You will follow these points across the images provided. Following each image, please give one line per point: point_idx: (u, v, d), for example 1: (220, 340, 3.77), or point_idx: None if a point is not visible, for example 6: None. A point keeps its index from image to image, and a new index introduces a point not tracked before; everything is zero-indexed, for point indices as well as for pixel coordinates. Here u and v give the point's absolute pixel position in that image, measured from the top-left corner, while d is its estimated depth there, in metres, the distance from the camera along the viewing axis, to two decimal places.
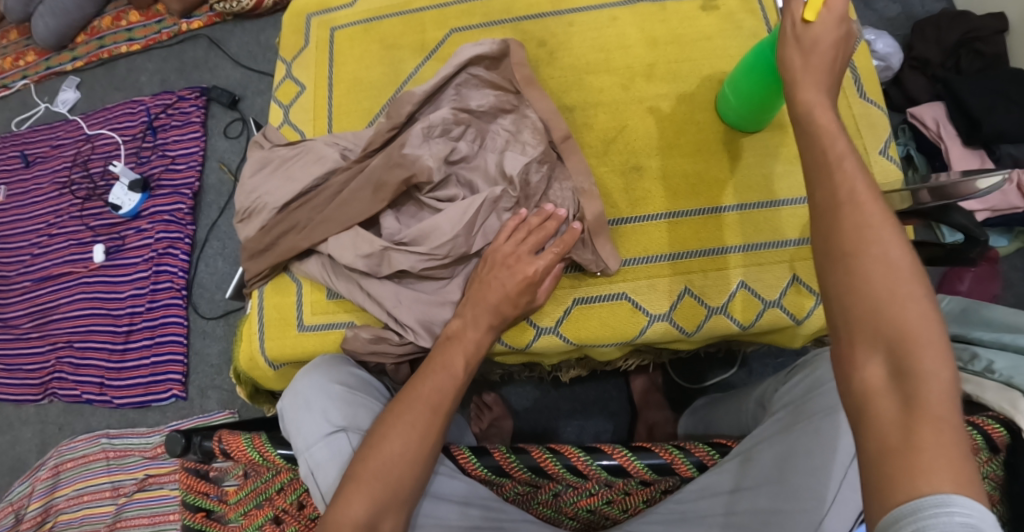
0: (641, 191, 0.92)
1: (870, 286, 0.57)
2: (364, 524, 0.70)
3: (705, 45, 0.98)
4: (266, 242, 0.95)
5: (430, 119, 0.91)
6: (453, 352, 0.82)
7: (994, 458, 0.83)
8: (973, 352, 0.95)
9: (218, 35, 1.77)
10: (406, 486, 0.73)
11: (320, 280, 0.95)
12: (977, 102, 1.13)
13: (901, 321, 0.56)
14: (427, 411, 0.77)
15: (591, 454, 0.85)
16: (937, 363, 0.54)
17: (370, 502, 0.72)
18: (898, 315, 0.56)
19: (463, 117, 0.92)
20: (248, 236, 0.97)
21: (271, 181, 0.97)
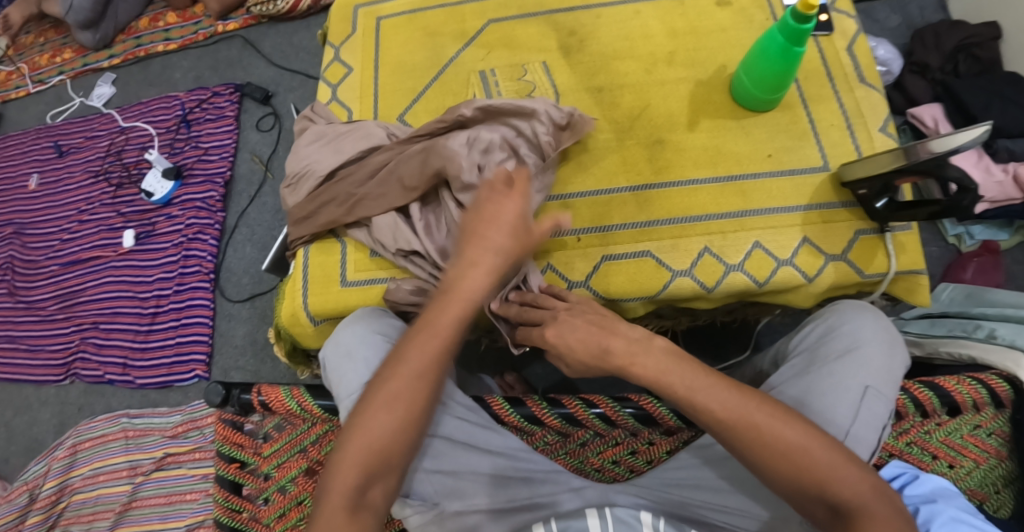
0: (664, 162, 1.00)
1: (750, 437, 0.72)
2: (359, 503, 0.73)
3: (721, 36, 1.08)
4: (310, 208, 1.02)
5: (480, 134, 0.97)
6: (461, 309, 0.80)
7: (1000, 413, 0.91)
8: (977, 324, 1.04)
9: (253, 37, 1.87)
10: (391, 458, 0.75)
11: (366, 243, 1.01)
12: (974, 101, 1.30)
13: (776, 442, 0.71)
14: (407, 378, 0.75)
15: (619, 401, 0.91)
16: (803, 439, 0.71)
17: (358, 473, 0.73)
18: (782, 445, 0.71)
19: (512, 142, 0.98)
20: (294, 202, 1.04)
21: (323, 152, 1.04)
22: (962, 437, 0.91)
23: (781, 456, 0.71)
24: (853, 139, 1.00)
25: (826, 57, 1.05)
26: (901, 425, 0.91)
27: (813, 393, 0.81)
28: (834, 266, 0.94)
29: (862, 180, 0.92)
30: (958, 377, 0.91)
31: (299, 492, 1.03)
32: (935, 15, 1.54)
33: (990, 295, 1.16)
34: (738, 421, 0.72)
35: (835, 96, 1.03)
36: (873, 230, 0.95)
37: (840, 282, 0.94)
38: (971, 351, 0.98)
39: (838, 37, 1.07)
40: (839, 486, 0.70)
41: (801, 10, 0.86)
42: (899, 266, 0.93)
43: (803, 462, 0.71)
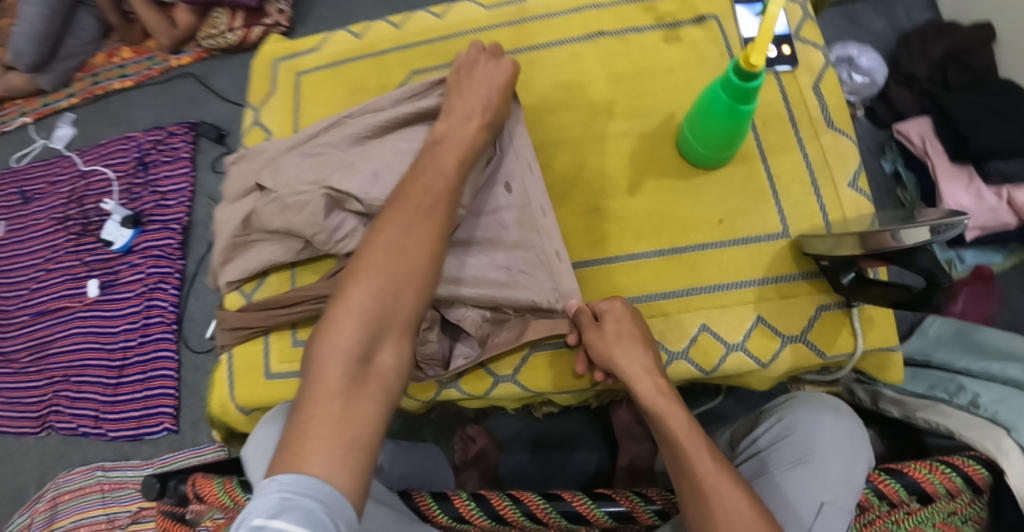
0: (602, 234, 0.92)
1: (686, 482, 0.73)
2: (354, 372, 0.69)
3: (669, 77, 0.98)
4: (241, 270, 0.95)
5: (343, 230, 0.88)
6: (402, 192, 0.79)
7: (978, 498, 0.82)
8: (960, 385, 0.96)
9: (205, 72, 1.80)
10: (395, 316, 0.73)
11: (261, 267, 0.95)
12: (965, 116, 1.19)
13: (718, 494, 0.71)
14: (378, 264, 0.73)
15: (550, 500, 0.84)
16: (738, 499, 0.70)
17: (361, 332, 0.70)
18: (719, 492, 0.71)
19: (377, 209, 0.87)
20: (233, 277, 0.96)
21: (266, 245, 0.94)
22: (936, 526, 0.80)
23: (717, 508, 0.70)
24: (817, 197, 0.90)
25: (788, 95, 0.95)
26: (865, 515, 0.81)
27: (767, 497, 0.80)
28: (790, 349, 0.86)
29: (822, 254, 0.83)
30: (929, 462, 0.82)
31: None
32: (922, 15, 1.42)
33: (980, 337, 1.08)
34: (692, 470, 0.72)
35: (798, 145, 0.93)
36: (838, 304, 0.86)
37: (800, 364, 0.86)
38: (948, 423, 0.90)
39: (804, 72, 0.96)
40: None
41: (743, 66, 0.77)
42: (866, 345, 0.85)
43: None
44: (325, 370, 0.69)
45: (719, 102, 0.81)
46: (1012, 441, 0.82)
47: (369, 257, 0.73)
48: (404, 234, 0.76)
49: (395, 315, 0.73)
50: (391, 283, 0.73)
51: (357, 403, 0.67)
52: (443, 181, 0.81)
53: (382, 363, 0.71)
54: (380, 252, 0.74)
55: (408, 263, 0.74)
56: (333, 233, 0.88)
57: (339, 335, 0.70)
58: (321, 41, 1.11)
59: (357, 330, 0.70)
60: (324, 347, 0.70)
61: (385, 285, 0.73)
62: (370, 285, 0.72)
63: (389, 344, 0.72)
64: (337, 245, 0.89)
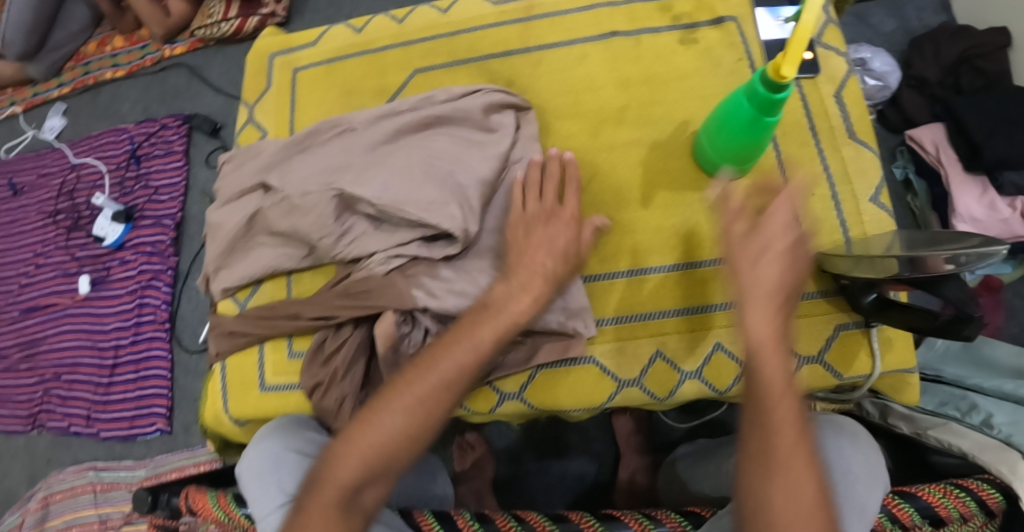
0: (613, 247, 0.89)
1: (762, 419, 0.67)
2: (349, 488, 0.68)
3: (681, 85, 0.94)
4: (241, 276, 0.92)
5: (351, 234, 0.85)
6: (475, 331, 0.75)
7: (989, 522, 0.80)
8: (972, 404, 0.94)
9: (198, 63, 1.75)
10: (397, 461, 0.70)
11: (263, 274, 0.91)
12: (979, 124, 1.15)
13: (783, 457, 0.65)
14: (397, 408, 0.71)
15: (555, 521, 0.82)
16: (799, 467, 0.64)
17: (359, 465, 0.69)
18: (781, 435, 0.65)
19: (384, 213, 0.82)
20: (233, 283, 0.92)
21: (269, 249, 0.91)
22: None
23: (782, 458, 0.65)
24: (837, 212, 0.88)
25: (808, 104, 0.92)
26: None
27: None
28: (807, 370, 0.84)
29: (840, 274, 0.81)
30: (942, 486, 0.80)
31: None
32: (938, 14, 1.38)
33: (987, 350, 1.06)
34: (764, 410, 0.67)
35: (818, 156, 0.89)
36: (857, 324, 0.84)
37: (818, 385, 0.84)
38: (963, 443, 0.87)
39: (825, 80, 0.92)
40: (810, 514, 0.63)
41: (772, 76, 0.73)
42: (885, 367, 0.83)
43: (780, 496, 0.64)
44: (319, 491, 0.69)
45: (741, 110, 0.78)
46: None
47: (396, 397, 0.72)
48: (439, 390, 0.72)
49: (396, 462, 0.71)
50: (404, 430, 0.71)
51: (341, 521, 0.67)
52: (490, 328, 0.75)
53: (367, 501, 0.69)
54: (409, 397, 0.72)
55: (420, 408, 0.71)
56: (340, 236, 0.85)
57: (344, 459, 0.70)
58: (318, 36, 1.07)
59: (357, 466, 0.69)
60: (330, 469, 0.70)
61: (406, 431, 0.71)
62: (392, 424, 0.71)
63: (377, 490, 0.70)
64: (343, 250, 0.85)
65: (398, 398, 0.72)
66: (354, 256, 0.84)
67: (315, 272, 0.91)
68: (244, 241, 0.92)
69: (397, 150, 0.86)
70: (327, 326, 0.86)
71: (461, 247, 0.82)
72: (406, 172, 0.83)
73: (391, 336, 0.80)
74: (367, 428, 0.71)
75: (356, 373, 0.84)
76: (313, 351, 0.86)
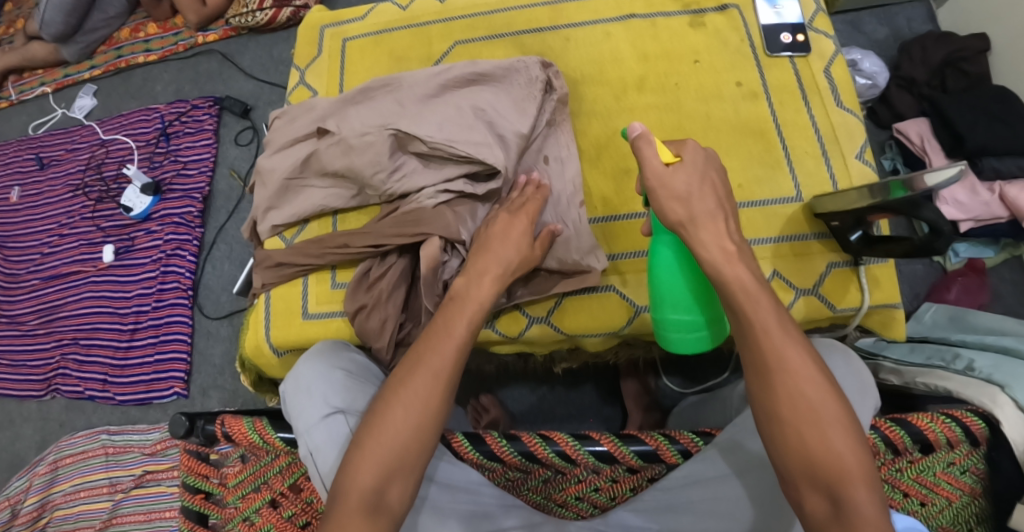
0: (631, 192, 0.99)
1: (779, 395, 0.71)
2: (371, 490, 0.72)
3: (694, 59, 1.04)
4: (294, 213, 1.00)
5: (401, 172, 0.94)
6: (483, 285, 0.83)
7: (976, 451, 0.88)
8: (956, 354, 1.03)
9: (231, 50, 1.85)
10: (411, 455, 0.74)
11: (315, 212, 1.00)
12: (962, 116, 1.28)
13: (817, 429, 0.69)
14: (404, 405, 0.75)
15: (580, 440, 0.88)
16: (832, 433, 0.69)
17: (376, 469, 0.73)
18: (811, 401, 0.70)
19: (435, 151, 0.92)
20: (285, 220, 1.01)
21: (322, 188, 0.99)
22: (935, 475, 0.87)
23: (805, 413, 0.70)
24: (827, 168, 0.98)
25: (802, 79, 1.03)
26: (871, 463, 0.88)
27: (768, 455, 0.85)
28: (803, 302, 0.93)
29: (833, 213, 0.90)
30: (932, 414, 0.88)
31: (262, 524, 0.98)
32: (922, 27, 1.52)
33: (972, 320, 1.16)
34: (776, 378, 0.71)
35: (811, 121, 1.00)
36: (846, 262, 0.93)
37: (813, 316, 0.93)
38: (948, 383, 0.97)
39: (815, 58, 1.04)
40: (849, 476, 0.68)
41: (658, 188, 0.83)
42: (872, 301, 0.93)
43: (812, 461, 0.69)
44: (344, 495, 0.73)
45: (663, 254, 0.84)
46: (1006, 397, 0.90)
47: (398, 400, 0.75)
48: (432, 382, 0.76)
49: (415, 455, 0.74)
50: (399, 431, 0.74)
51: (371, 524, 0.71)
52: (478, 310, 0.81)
53: (391, 502, 0.72)
54: (407, 393, 0.75)
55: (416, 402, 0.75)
56: (392, 172, 0.93)
57: (365, 464, 0.73)
58: (366, 11, 1.17)
59: (374, 468, 0.73)
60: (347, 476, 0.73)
61: (412, 427, 0.74)
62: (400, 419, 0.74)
63: (399, 486, 0.73)
64: (393, 185, 0.94)
65: (401, 393, 0.76)
66: (405, 190, 0.94)
67: (360, 211, 1.01)
68: (295, 182, 1.00)
69: (445, 101, 0.96)
70: (372, 257, 0.96)
71: (502, 182, 0.92)
72: (457, 116, 0.93)
73: (433, 261, 0.89)
74: (373, 439, 0.74)
75: (398, 297, 0.93)
76: (358, 279, 0.95)
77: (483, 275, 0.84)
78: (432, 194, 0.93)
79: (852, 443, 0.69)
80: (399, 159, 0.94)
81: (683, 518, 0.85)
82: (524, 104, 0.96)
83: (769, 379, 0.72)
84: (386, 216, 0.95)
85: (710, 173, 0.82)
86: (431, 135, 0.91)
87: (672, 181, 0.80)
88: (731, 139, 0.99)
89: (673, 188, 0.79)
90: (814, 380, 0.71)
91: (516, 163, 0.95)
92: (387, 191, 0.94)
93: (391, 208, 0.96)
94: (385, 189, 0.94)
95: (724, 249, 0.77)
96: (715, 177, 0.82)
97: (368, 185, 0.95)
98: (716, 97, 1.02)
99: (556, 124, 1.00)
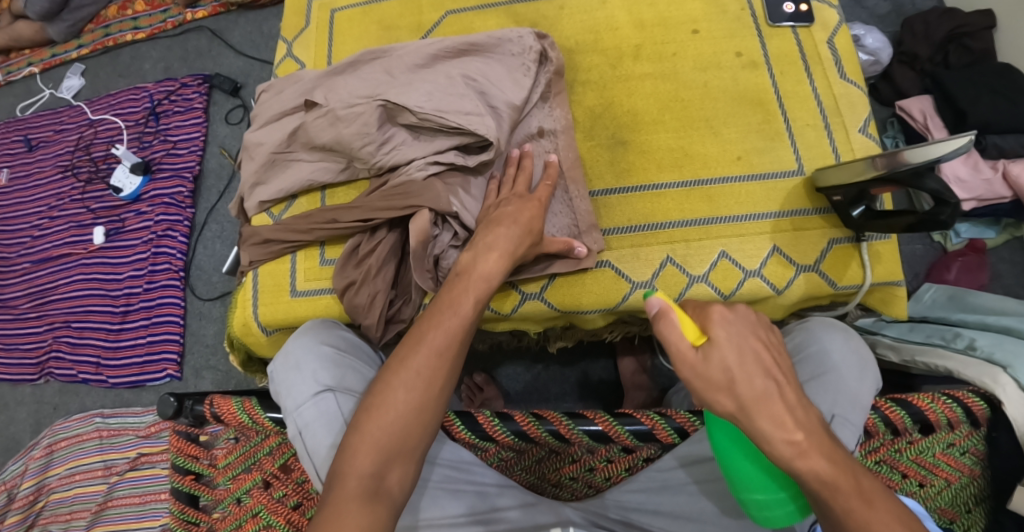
0: (627, 165, 0.96)
1: None
2: (371, 475, 0.68)
3: (692, 28, 1.01)
4: (281, 189, 0.98)
5: (390, 143, 0.91)
6: (485, 261, 0.80)
7: (975, 431, 0.86)
8: (957, 333, 1.00)
9: (221, 26, 1.82)
10: (413, 440, 0.71)
11: (304, 187, 0.98)
12: (964, 91, 1.25)
13: None
14: (409, 386, 0.71)
15: (574, 419, 0.86)
16: None
17: (375, 453, 0.69)
18: None
19: (425, 122, 0.89)
20: (271, 196, 0.98)
21: (311, 163, 0.97)
22: (935, 456, 0.85)
23: None
24: (830, 140, 0.95)
25: (803, 49, 1.00)
26: (870, 443, 0.85)
27: None
28: (804, 277, 0.90)
29: (836, 187, 0.88)
30: (933, 394, 0.85)
31: (253, 505, 0.96)
32: (926, 2, 1.48)
33: (972, 299, 1.13)
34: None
35: (812, 93, 0.97)
36: (848, 238, 0.91)
37: (812, 292, 0.91)
38: (948, 364, 0.94)
39: (819, 29, 1.01)
40: None
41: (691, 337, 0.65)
42: (874, 277, 0.90)
43: None
44: (340, 482, 0.69)
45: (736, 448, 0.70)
46: (1008, 377, 0.87)
47: (398, 402, 0.71)
48: (435, 361, 0.73)
49: (414, 441, 0.71)
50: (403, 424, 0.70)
51: (369, 512, 0.67)
52: (479, 286, 0.79)
53: (391, 489, 0.69)
54: (408, 373, 0.72)
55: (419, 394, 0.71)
56: (381, 144, 0.90)
57: (362, 451, 0.69)
58: None
59: (374, 451, 0.69)
60: (344, 460, 0.70)
61: (414, 408, 0.71)
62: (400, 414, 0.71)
63: (399, 468, 0.70)
64: (383, 158, 0.91)
65: (403, 378, 0.72)
66: (395, 163, 0.91)
67: (349, 186, 0.99)
68: (283, 156, 0.97)
69: (435, 71, 0.92)
70: (361, 232, 0.93)
71: (493, 154, 0.89)
72: (448, 85, 0.90)
73: (424, 234, 0.87)
74: (371, 422, 0.71)
75: (387, 273, 0.91)
76: (347, 255, 0.93)
77: (489, 250, 0.81)
78: (422, 166, 0.90)
79: None
80: (388, 130, 0.91)
81: (680, 498, 0.83)
82: (519, 75, 0.93)
83: None
84: (376, 190, 0.93)
85: (752, 337, 0.65)
86: (420, 103, 0.88)
87: (709, 370, 0.63)
88: (732, 111, 0.96)
89: (713, 377, 0.63)
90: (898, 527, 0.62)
91: (509, 136, 0.92)
92: (376, 164, 0.92)
93: (382, 180, 0.93)
94: (374, 162, 0.91)
95: (794, 443, 0.62)
96: (763, 340, 0.65)
97: (357, 158, 0.92)
98: (714, 66, 0.99)
99: (550, 96, 0.97)
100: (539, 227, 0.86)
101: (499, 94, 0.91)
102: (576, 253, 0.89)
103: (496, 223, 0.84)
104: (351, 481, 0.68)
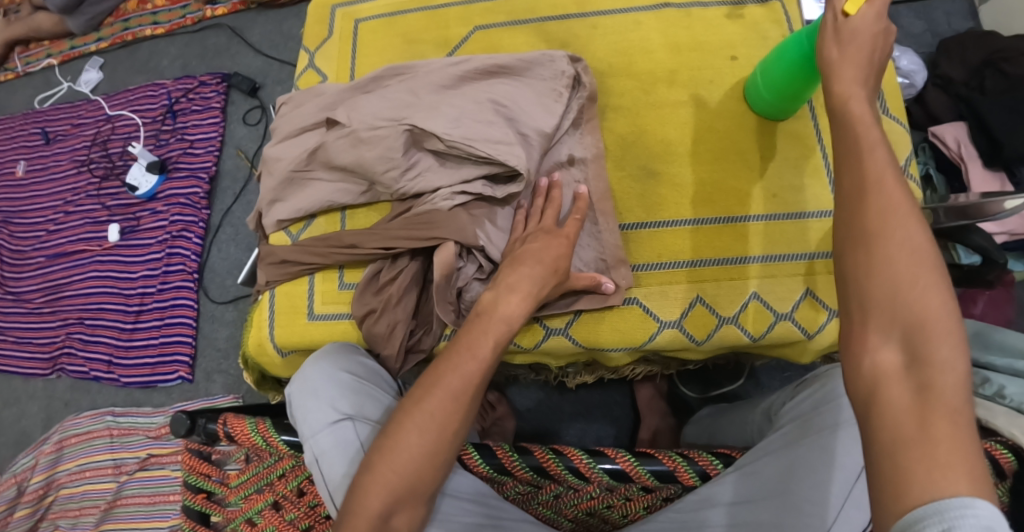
0: (658, 198, 0.93)
1: (872, 213, 0.58)
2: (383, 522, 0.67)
3: (728, 54, 0.98)
4: (300, 208, 0.96)
5: (414, 168, 0.89)
6: (509, 302, 0.78)
7: (1000, 483, 0.83)
8: (986, 377, 0.97)
9: (240, 24, 1.80)
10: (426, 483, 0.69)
11: (323, 207, 0.96)
12: (1002, 122, 1.21)
13: (918, 302, 0.55)
14: (425, 429, 0.70)
15: (593, 456, 0.84)
16: (942, 340, 0.54)
17: (386, 494, 0.68)
18: (918, 297, 0.55)
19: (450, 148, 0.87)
20: (289, 215, 0.96)
21: (331, 182, 0.95)
22: None
23: (895, 310, 0.56)
24: None
25: None
26: None
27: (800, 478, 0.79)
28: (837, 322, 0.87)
29: None
30: None
31: (265, 526, 0.95)
32: (963, 24, 1.44)
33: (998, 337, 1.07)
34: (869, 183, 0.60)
35: None
36: None
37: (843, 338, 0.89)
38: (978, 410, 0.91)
39: None
40: (934, 355, 0.54)
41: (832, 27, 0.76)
42: None
43: (901, 317, 0.55)
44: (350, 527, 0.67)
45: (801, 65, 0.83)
46: None
47: (411, 442, 0.69)
48: (452, 406, 0.71)
49: (426, 483, 0.69)
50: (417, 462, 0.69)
51: None
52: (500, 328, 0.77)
53: None
54: (422, 415, 0.70)
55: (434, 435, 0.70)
56: (405, 170, 0.88)
57: (376, 489, 0.68)
58: None
59: (386, 494, 0.68)
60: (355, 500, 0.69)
61: (428, 452, 0.69)
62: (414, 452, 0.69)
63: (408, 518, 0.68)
64: (406, 184, 0.89)
65: (418, 419, 0.70)
66: (419, 190, 0.89)
67: (369, 208, 0.97)
68: (301, 174, 0.95)
69: (463, 94, 0.90)
70: (381, 258, 0.91)
71: (522, 185, 0.87)
72: (477, 110, 0.88)
73: (448, 267, 0.86)
74: (384, 461, 0.69)
75: (408, 303, 0.89)
76: (366, 282, 0.91)
77: (512, 291, 0.79)
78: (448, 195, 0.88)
79: (953, 355, 0.54)
80: (412, 155, 0.88)
81: None
82: (549, 100, 0.90)
83: (864, 197, 0.59)
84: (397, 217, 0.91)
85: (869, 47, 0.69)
86: (446, 128, 0.86)
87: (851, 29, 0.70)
88: (767, 142, 0.94)
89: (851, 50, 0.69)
90: (922, 247, 0.57)
91: (538, 164, 0.90)
92: (398, 190, 0.90)
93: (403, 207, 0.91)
94: (397, 186, 0.89)
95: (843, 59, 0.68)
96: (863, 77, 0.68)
97: (378, 182, 0.90)
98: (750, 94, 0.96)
99: (578, 122, 0.95)
100: (564, 266, 0.84)
101: (528, 120, 0.89)
102: (603, 289, 0.88)
103: (518, 263, 0.82)
104: (360, 524, 0.67)
